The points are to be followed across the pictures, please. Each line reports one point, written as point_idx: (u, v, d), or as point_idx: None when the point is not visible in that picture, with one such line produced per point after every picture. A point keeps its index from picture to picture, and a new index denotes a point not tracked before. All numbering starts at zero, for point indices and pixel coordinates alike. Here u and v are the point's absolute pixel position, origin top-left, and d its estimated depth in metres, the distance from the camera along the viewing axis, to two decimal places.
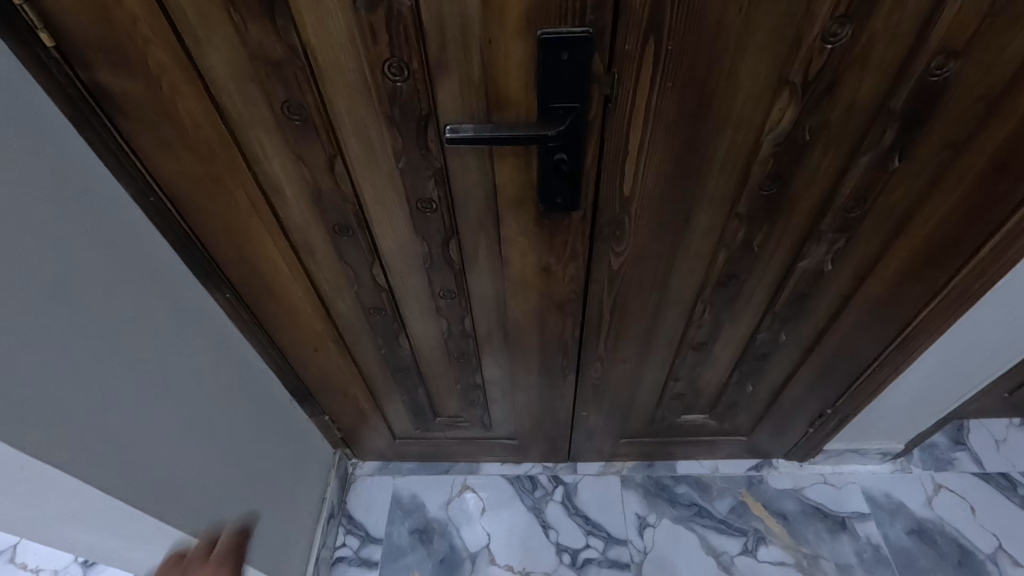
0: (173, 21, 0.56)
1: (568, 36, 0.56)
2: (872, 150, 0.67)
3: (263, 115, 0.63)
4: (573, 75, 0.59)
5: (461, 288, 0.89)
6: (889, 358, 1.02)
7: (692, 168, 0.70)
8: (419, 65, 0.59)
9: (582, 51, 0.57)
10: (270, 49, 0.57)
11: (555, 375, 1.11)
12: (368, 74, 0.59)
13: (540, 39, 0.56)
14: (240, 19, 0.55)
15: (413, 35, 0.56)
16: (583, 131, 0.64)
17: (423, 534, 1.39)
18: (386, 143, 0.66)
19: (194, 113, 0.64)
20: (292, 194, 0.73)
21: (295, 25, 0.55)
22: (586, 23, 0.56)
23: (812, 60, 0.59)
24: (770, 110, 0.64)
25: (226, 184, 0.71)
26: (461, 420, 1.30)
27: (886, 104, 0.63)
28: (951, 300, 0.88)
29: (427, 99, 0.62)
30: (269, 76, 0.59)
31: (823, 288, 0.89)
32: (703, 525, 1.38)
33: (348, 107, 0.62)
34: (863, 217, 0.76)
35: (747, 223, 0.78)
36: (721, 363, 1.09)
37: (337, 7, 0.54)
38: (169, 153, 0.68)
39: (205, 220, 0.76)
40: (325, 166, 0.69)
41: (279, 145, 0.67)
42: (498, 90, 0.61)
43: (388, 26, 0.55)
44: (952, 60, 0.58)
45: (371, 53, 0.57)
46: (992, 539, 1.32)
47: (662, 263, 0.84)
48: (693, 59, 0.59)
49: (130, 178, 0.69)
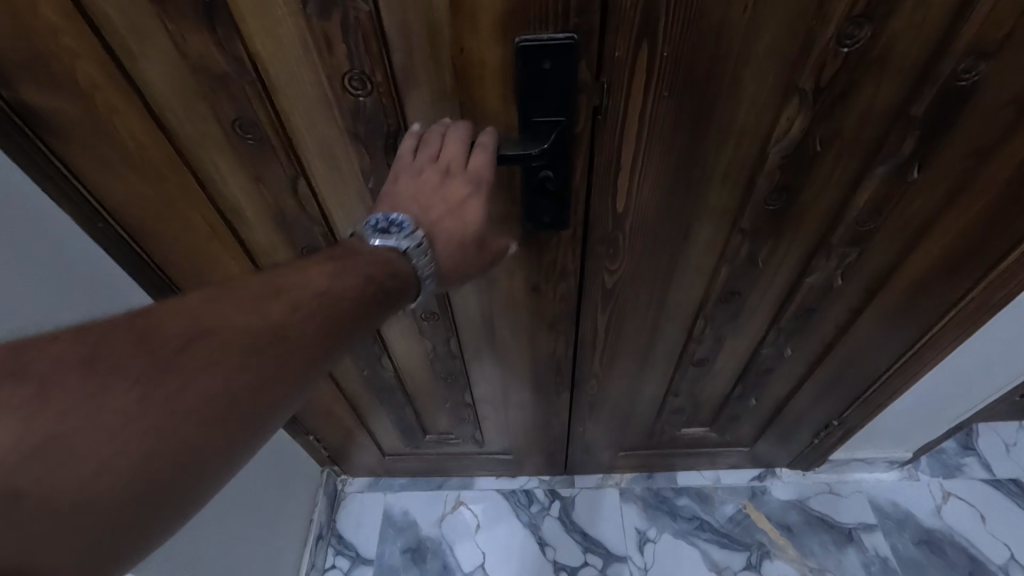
0: (100, 32, 0.49)
1: (549, 43, 0.50)
2: (890, 159, 0.61)
3: (213, 134, 0.57)
4: (557, 85, 0.53)
5: (443, 309, 0.85)
6: (901, 369, 0.97)
7: (691, 181, 0.64)
8: (383, 77, 0.52)
9: (566, 59, 0.51)
10: (214, 61, 0.51)
11: (548, 392, 1.05)
12: (327, 89, 0.53)
13: (519, 47, 0.50)
14: (177, 29, 0.49)
15: (374, 44, 0.50)
16: (569, 145, 0.58)
17: (416, 553, 1.34)
18: (352, 162, 0.60)
19: (135, 131, 0.57)
20: (254, 217, 0.67)
21: (241, 35, 0.49)
22: (570, 28, 0.50)
23: (825, 65, 0.53)
24: (777, 119, 0.57)
25: (179, 207, 0.65)
26: (451, 437, 1.24)
27: (906, 111, 0.56)
28: (970, 311, 0.82)
29: (394, 115, 0.56)
30: (215, 91, 0.53)
31: (833, 300, 0.83)
32: (705, 539, 1.34)
33: (307, 124, 0.56)
34: (877, 229, 0.70)
35: (751, 238, 0.71)
36: (723, 377, 1.03)
37: (285, 13, 0.47)
38: (114, 175, 0.61)
39: (163, 246, 0.70)
40: (288, 187, 0.63)
41: (235, 165, 0.60)
42: (472, 102, 0.55)
43: (345, 34, 0.49)
44: (983, 61, 0.52)
45: (328, 64, 0.51)
46: (1004, 548, 1.28)
47: (659, 278, 0.78)
48: (691, 66, 0.53)
49: (71, 202, 0.62)
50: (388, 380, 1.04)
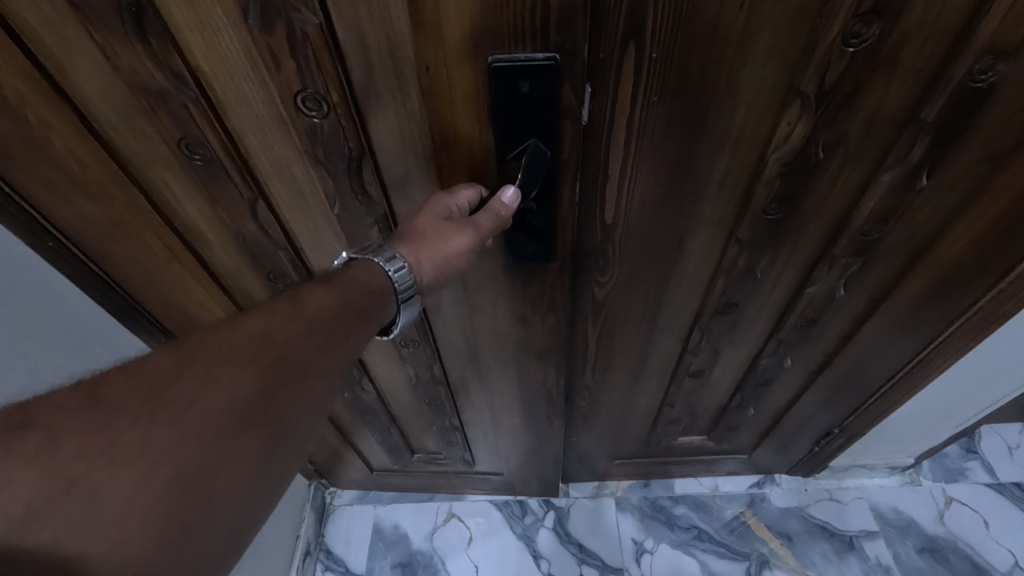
0: (28, 46, 0.46)
1: (525, 63, 0.46)
2: (898, 166, 0.57)
3: (161, 153, 0.55)
4: (533, 110, 0.48)
5: (425, 336, 0.81)
6: (904, 379, 0.93)
7: (683, 191, 0.60)
8: (340, 100, 0.49)
9: (544, 81, 0.47)
10: (153, 75, 0.48)
11: (541, 424, 1.00)
12: (280, 108, 0.50)
13: (491, 66, 0.46)
14: (113, 40, 0.46)
15: (328, 62, 0.46)
16: (554, 176, 0.54)
17: (407, 568, 1.30)
18: (314, 184, 0.58)
19: (76, 150, 0.54)
20: (213, 237, 0.66)
21: (180, 48, 0.46)
22: (549, 47, 0.45)
23: (830, 65, 0.48)
24: (777, 125, 0.53)
25: (131, 226, 0.62)
26: (440, 456, 1.21)
27: (917, 115, 0.52)
28: (978, 320, 0.78)
29: (355, 139, 0.53)
30: (156, 109, 0.51)
31: (834, 312, 0.79)
32: (703, 550, 1.30)
33: (263, 142, 0.54)
34: (881, 239, 0.66)
35: (748, 249, 0.67)
36: (721, 388, 0.99)
37: (227, 25, 0.44)
38: (59, 196, 0.57)
39: (130, 267, 0.67)
40: (248, 211, 0.62)
41: (189, 182, 0.58)
42: (443, 128, 0.51)
43: (292, 51, 0.46)
44: (1000, 61, 0.48)
45: (278, 81, 0.48)
46: (1008, 555, 1.25)
47: (652, 291, 0.74)
48: (682, 68, 0.49)
49: (21, 224, 0.58)
50: (371, 403, 1.01)
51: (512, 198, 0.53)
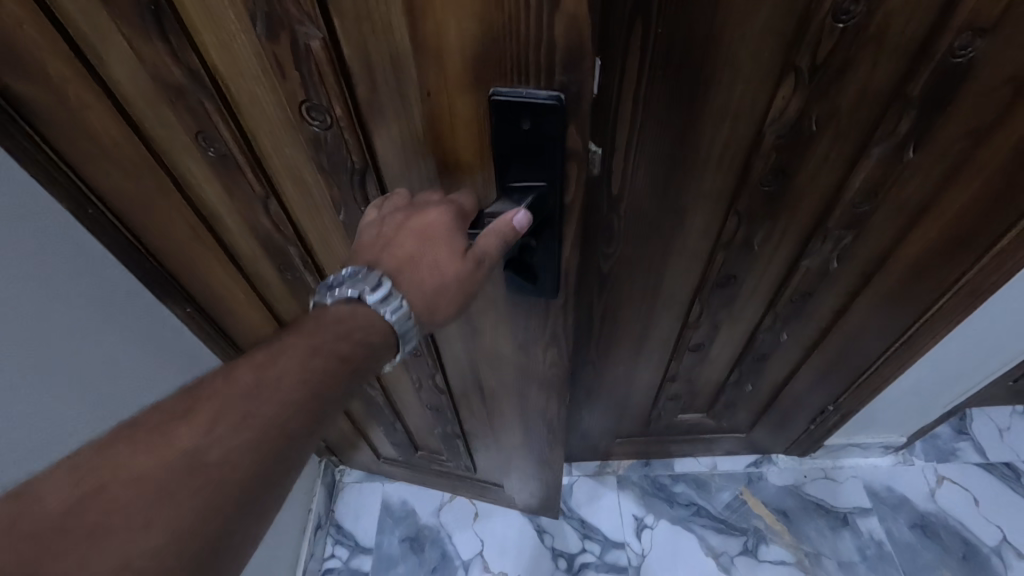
0: (65, 29, 0.49)
1: (528, 100, 0.44)
2: (886, 141, 0.61)
3: (183, 142, 0.59)
4: (535, 147, 0.47)
5: (428, 349, 0.85)
6: (895, 356, 0.97)
7: (684, 165, 0.64)
8: (343, 115, 0.51)
9: (547, 122, 0.45)
10: (172, 72, 0.51)
11: (541, 451, 1.03)
12: (288, 115, 0.52)
13: (492, 100, 0.45)
14: (137, 35, 0.49)
15: (330, 78, 0.47)
16: (556, 219, 0.53)
17: (415, 542, 1.35)
18: (322, 189, 0.60)
19: (113, 134, 0.58)
20: (233, 225, 0.70)
21: (197, 47, 0.48)
22: (554, 88, 0.44)
23: (822, 42, 0.52)
24: (774, 98, 0.57)
25: (158, 204, 0.66)
26: (442, 457, 1.24)
27: (903, 91, 0.56)
28: (964, 295, 0.83)
29: (358, 152, 0.54)
30: (176, 103, 0.54)
31: (828, 286, 0.83)
32: (702, 525, 1.35)
33: (274, 142, 0.56)
34: (872, 212, 0.70)
35: (746, 221, 0.71)
36: (720, 363, 1.03)
37: (238, 30, 0.46)
38: (99, 167, 0.61)
39: (159, 239, 0.71)
40: (261, 206, 0.65)
41: (207, 171, 0.62)
42: (445, 155, 0.51)
43: (297, 64, 0.47)
44: (979, 37, 0.52)
45: (285, 89, 0.50)
46: (997, 531, 1.29)
47: (655, 265, 0.78)
48: (684, 43, 0.53)
49: (65, 190, 0.63)
50: (377, 400, 1.07)
51: (521, 224, 0.48)
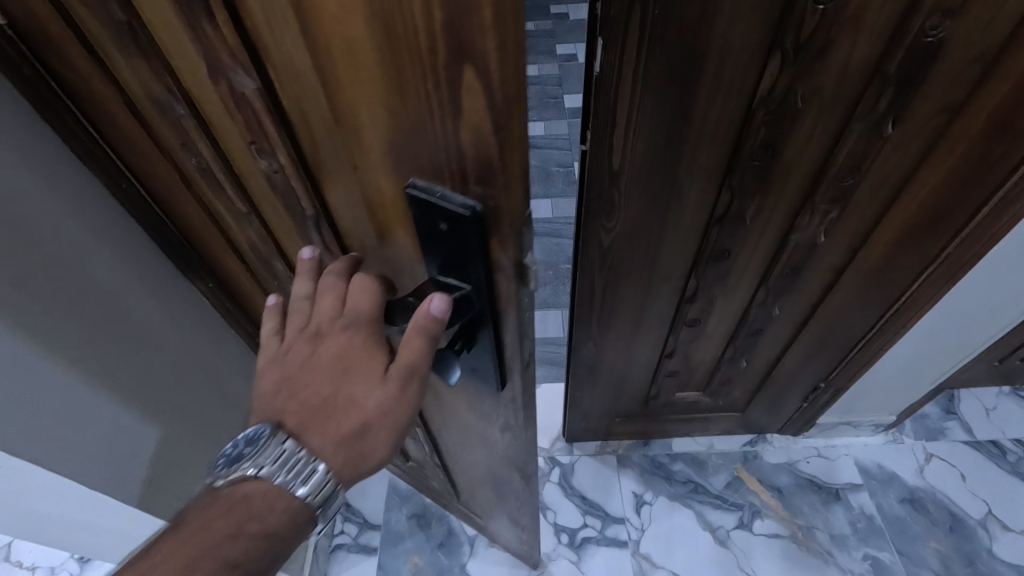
0: (74, 22, 0.43)
1: (441, 203, 0.40)
2: (866, 118, 0.66)
3: (173, 148, 0.53)
4: (455, 250, 0.43)
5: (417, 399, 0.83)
6: (881, 331, 1.02)
7: (680, 140, 0.68)
8: (287, 162, 0.44)
9: (464, 229, 0.41)
10: (153, 86, 0.45)
11: (511, 505, 1.01)
12: (244, 149, 0.46)
13: (409, 198, 0.41)
14: (116, 46, 0.43)
15: (272, 125, 0.41)
16: (485, 318, 0.49)
17: (421, 519, 1.39)
18: (287, 222, 0.55)
19: (126, 123, 0.53)
20: (238, 231, 0.64)
21: (169, 67, 0.42)
22: (470, 196, 0.40)
23: (804, 23, 0.57)
24: (761, 78, 0.62)
25: (177, 195, 0.63)
26: (426, 475, 1.20)
27: (880, 68, 0.61)
28: (945, 269, 0.88)
29: (308, 200, 0.48)
30: (159, 114, 0.49)
31: (816, 261, 0.88)
32: (700, 501, 1.39)
33: (250, 172, 0.50)
34: (855, 187, 0.75)
35: (739, 194, 0.76)
36: (715, 338, 1.09)
37: (195, 57, 0.39)
38: (133, 148, 0.58)
39: (189, 224, 0.69)
40: (249, 221, 0.60)
41: (193, 180, 0.58)
42: (379, 224, 0.47)
43: (236, 106, 0.41)
44: (948, 19, 0.56)
45: (237, 127, 0.44)
46: (983, 504, 1.34)
47: (652, 241, 0.83)
48: (678, 25, 0.57)
49: (99, 164, 0.61)
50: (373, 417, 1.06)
51: (438, 311, 0.43)
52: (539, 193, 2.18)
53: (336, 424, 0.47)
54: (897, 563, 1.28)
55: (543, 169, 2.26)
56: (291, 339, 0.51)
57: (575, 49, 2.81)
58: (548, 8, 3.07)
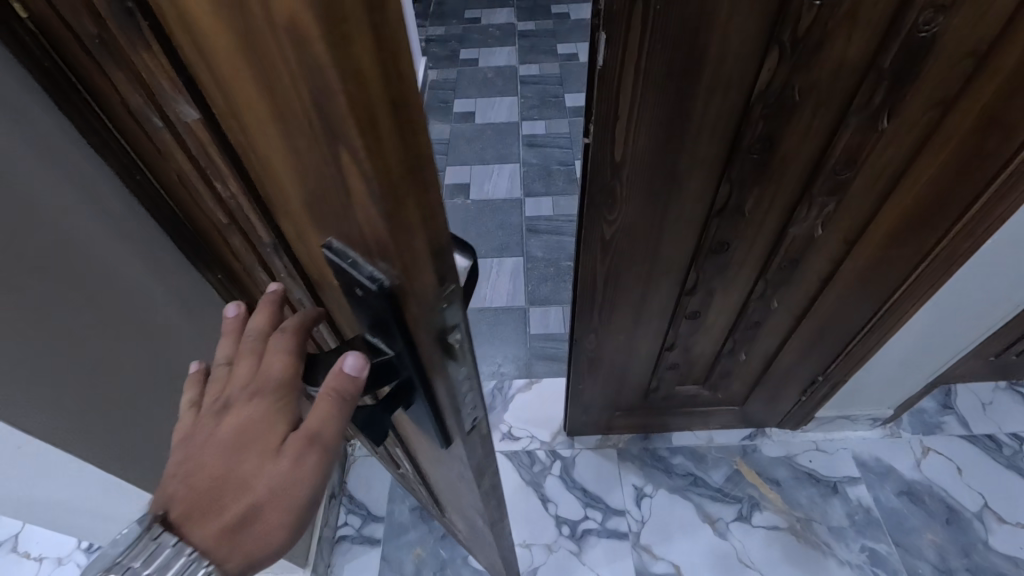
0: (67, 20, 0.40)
1: (352, 269, 0.35)
2: (862, 112, 0.68)
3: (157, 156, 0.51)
4: (371, 317, 0.39)
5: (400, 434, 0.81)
6: (879, 323, 1.03)
7: (681, 133, 0.70)
8: (239, 192, 0.42)
9: (375, 305, 0.36)
10: (132, 96, 0.42)
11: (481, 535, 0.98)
12: (204, 170, 0.44)
13: (326, 254, 0.36)
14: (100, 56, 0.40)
15: (218, 156, 0.39)
16: (410, 388, 0.45)
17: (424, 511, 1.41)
18: (258, 245, 0.52)
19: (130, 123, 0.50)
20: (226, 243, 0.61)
21: (136, 81, 0.39)
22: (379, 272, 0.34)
23: (801, 18, 0.59)
24: (760, 72, 0.64)
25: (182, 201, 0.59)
26: (414, 485, 1.16)
27: (876, 62, 0.63)
28: (941, 261, 0.89)
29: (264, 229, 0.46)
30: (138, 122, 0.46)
31: (813, 254, 0.90)
32: (699, 494, 1.41)
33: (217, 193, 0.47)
34: (852, 179, 0.76)
35: (738, 186, 0.78)
36: (714, 330, 1.11)
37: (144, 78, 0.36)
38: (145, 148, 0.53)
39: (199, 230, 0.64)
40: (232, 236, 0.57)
41: (184, 188, 0.55)
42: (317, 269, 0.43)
43: (187, 131, 0.39)
44: (940, 14, 0.58)
45: (197, 149, 0.41)
46: (979, 497, 1.36)
47: (652, 233, 0.85)
48: (679, 20, 0.59)
49: (115, 157, 0.57)
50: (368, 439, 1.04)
51: (350, 370, 0.41)
52: (541, 190, 2.20)
53: (234, 504, 0.43)
54: (894, 554, 1.30)
55: (544, 167, 2.28)
56: (201, 412, 0.46)
57: (575, 48, 2.83)
58: (549, 8, 3.11)
